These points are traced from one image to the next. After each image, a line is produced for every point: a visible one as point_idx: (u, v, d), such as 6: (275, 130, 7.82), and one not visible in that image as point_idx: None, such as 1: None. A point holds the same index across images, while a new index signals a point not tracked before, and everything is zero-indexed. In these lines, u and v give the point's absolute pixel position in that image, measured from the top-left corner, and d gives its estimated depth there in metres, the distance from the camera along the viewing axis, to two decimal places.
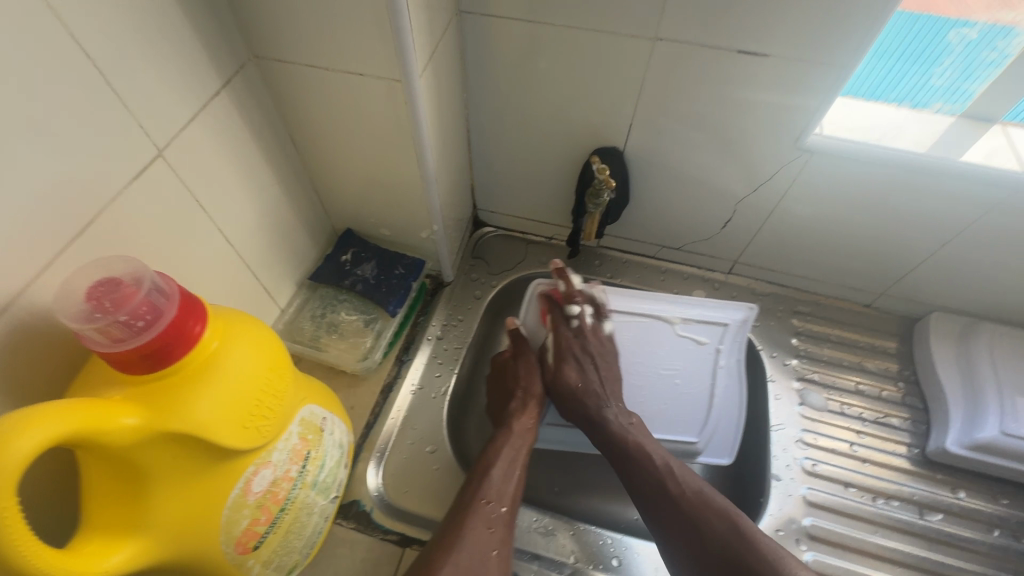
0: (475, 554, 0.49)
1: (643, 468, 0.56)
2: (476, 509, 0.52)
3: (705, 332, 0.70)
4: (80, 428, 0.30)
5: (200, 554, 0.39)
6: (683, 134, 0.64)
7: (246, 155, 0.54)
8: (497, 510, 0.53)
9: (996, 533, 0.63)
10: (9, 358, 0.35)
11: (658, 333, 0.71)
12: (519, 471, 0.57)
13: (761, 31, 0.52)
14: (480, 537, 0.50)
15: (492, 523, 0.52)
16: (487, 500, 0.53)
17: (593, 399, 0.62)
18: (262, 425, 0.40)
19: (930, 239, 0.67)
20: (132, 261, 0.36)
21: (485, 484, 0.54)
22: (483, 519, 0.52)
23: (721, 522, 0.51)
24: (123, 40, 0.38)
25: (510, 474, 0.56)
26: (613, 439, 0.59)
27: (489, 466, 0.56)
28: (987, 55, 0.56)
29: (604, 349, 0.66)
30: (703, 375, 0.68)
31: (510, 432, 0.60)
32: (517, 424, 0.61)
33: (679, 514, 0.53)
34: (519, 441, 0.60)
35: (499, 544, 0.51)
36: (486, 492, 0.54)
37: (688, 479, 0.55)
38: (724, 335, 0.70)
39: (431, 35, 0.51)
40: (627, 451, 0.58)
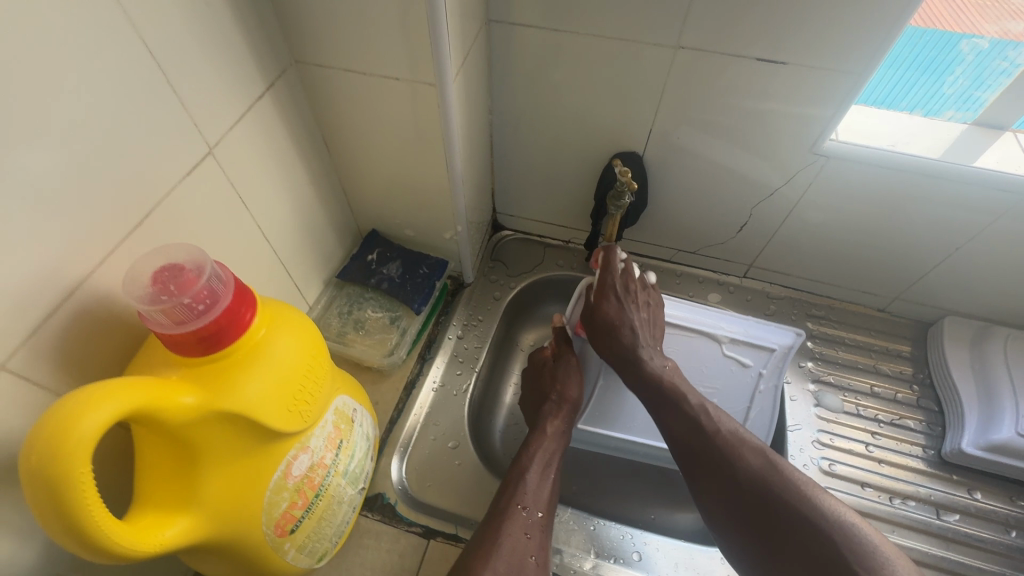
0: (514, 557, 0.49)
1: (681, 407, 0.58)
2: (513, 512, 0.53)
3: (750, 355, 0.70)
4: (146, 403, 0.32)
5: (243, 535, 0.41)
6: (700, 140, 0.66)
7: (284, 156, 0.56)
8: (532, 516, 0.54)
9: (1013, 534, 0.64)
10: (72, 340, 0.37)
11: (702, 351, 0.70)
12: (553, 475, 0.59)
13: (779, 39, 0.54)
14: (518, 542, 0.50)
15: (529, 530, 0.52)
16: (522, 507, 0.54)
17: (631, 335, 0.62)
18: (303, 410, 0.42)
19: (943, 243, 0.68)
20: (192, 249, 0.38)
21: (523, 489, 0.55)
22: (520, 525, 0.52)
23: (755, 459, 0.53)
24: (182, 44, 0.40)
25: (544, 479, 0.57)
26: (648, 380, 0.61)
27: (525, 471, 0.57)
28: (998, 65, 0.57)
29: (648, 309, 0.66)
30: (741, 396, 0.68)
31: (543, 438, 0.61)
32: (549, 429, 0.62)
33: (713, 454, 0.55)
34: (551, 446, 0.61)
35: (535, 550, 0.51)
36: (524, 498, 0.55)
37: (723, 421, 0.57)
38: (768, 361, 0.69)
39: (463, 42, 0.53)
40: (664, 395, 0.59)
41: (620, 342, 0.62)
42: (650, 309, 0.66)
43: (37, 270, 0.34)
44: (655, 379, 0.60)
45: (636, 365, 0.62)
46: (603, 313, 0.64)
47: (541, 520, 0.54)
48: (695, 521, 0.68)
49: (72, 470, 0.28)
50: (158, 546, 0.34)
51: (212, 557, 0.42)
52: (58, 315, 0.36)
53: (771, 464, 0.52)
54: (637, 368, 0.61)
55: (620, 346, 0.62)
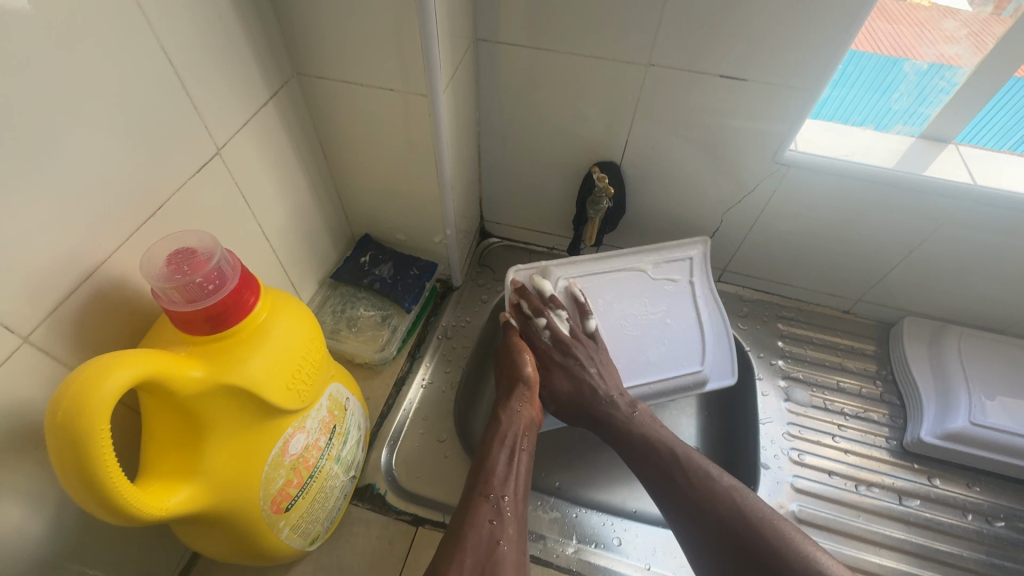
0: (482, 545, 0.47)
1: (651, 449, 0.59)
2: (477, 504, 0.51)
3: (674, 270, 0.76)
4: (159, 372, 0.35)
5: (242, 509, 0.43)
6: (672, 152, 0.72)
7: (284, 160, 0.60)
8: (500, 502, 0.52)
9: (970, 518, 0.68)
10: (87, 319, 0.40)
11: (638, 283, 0.75)
12: (524, 464, 0.57)
13: (740, 58, 0.60)
14: (483, 533, 0.49)
15: (495, 517, 0.51)
16: (489, 496, 0.52)
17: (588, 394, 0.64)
18: (299, 390, 0.45)
19: (899, 246, 0.73)
20: (205, 236, 0.41)
21: (486, 479, 0.54)
22: (484, 513, 0.51)
23: (715, 484, 0.53)
24: (196, 54, 0.45)
25: (510, 463, 0.56)
26: (618, 431, 0.62)
27: (487, 458, 0.56)
28: (937, 84, 0.64)
29: (595, 354, 0.67)
30: (685, 309, 0.74)
31: (500, 423, 0.60)
32: (505, 415, 0.61)
33: (688, 496, 0.54)
34: (512, 428, 0.60)
35: (504, 535, 0.49)
36: (489, 487, 0.53)
37: (693, 457, 0.56)
38: (692, 268, 0.76)
39: (452, 58, 0.58)
40: (631, 439, 0.61)
41: (583, 406, 0.65)
42: (598, 352, 0.67)
43: (59, 252, 0.37)
44: (621, 428, 0.62)
45: (603, 425, 0.63)
46: (554, 386, 0.67)
47: (510, 507, 0.52)
48: None
49: (92, 427, 0.31)
50: (164, 511, 0.37)
51: (211, 530, 0.44)
52: (74, 296, 0.39)
53: (728, 491, 0.52)
54: (608, 429, 0.63)
55: (586, 408, 0.65)
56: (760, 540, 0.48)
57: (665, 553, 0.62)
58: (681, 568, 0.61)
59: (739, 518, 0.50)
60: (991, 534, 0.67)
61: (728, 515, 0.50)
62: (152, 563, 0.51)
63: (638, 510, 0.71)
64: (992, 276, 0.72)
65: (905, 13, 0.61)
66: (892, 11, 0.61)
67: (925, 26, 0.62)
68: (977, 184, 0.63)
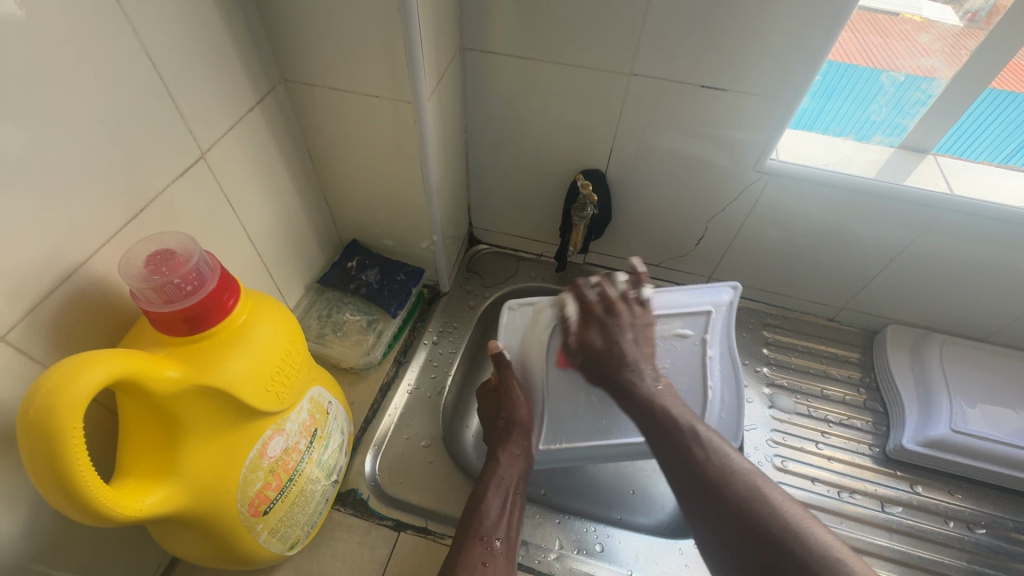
0: None
1: (674, 430, 0.52)
2: (471, 547, 0.53)
3: (689, 324, 0.68)
4: (135, 372, 0.35)
5: (218, 512, 0.43)
6: (655, 161, 0.73)
7: (270, 165, 0.61)
8: (492, 546, 0.53)
9: (952, 525, 0.68)
10: (66, 320, 0.40)
11: None
12: (514, 500, 0.58)
13: (719, 68, 0.61)
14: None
15: (487, 559, 0.52)
16: (482, 538, 0.54)
17: (619, 355, 0.59)
18: (278, 391, 0.45)
19: (881, 254, 0.74)
20: (185, 238, 0.42)
21: (480, 520, 0.55)
22: (478, 555, 0.52)
23: (748, 491, 0.44)
24: (182, 60, 0.45)
25: (503, 508, 0.57)
26: (640, 402, 0.56)
27: (482, 501, 0.57)
28: (914, 95, 0.66)
29: (638, 327, 0.62)
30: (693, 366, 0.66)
31: (497, 466, 0.61)
32: (502, 459, 0.61)
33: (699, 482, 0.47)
34: (509, 472, 0.60)
35: None
36: (482, 529, 0.54)
37: (718, 446, 0.49)
38: (708, 322, 0.68)
39: (438, 66, 0.59)
40: (655, 420, 0.54)
41: (603, 365, 0.60)
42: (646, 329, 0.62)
43: (41, 252, 0.38)
44: (648, 404, 0.56)
45: (620, 387, 0.58)
46: (578, 333, 0.62)
47: (503, 549, 0.54)
48: (658, 519, 0.71)
49: (66, 426, 0.32)
50: (138, 512, 0.37)
51: (188, 533, 0.44)
52: (55, 294, 0.39)
53: (740, 500, 0.44)
54: (626, 395, 0.57)
55: (605, 370, 0.59)
56: (796, 553, 0.40)
57: (647, 559, 0.62)
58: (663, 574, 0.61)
59: (774, 537, 0.41)
60: (972, 541, 0.67)
61: (753, 529, 0.42)
62: (129, 565, 0.51)
63: (623, 518, 0.71)
64: (971, 284, 0.73)
65: (895, 25, 0.62)
66: (882, 25, 0.62)
67: (918, 43, 0.63)
68: (954, 194, 0.64)
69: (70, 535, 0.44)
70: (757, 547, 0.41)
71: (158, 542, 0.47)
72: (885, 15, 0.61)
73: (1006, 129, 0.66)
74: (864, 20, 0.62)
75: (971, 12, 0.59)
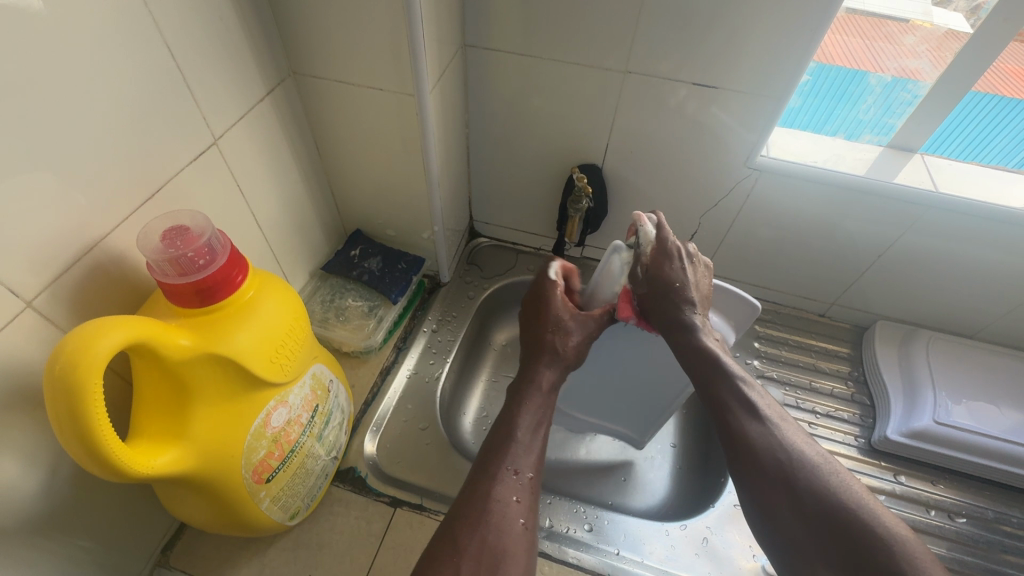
0: (504, 524, 0.44)
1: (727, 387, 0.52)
2: (501, 478, 0.47)
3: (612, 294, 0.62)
4: (149, 336, 0.38)
5: (224, 476, 0.46)
6: (649, 157, 0.75)
7: (279, 153, 0.64)
8: (524, 479, 0.48)
9: (933, 513, 0.70)
10: (84, 290, 0.43)
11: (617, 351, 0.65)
12: (543, 434, 0.53)
13: (709, 66, 0.63)
14: (506, 510, 0.45)
15: (519, 494, 0.46)
16: (514, 471, 0.48)
17: (683, 294, 0.56)
18: (281, 364, 0.48)
19: (869, 250, 0.76)
20: (198, 216, 0.45)
21: (509, 453, 0.49)
22: (509, 489, 0.46)
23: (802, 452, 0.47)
24: (198, 50, 0.48)
25: (534, 436, 0.52)
26: (694, 351, 0.54)
27: (512, 432, 0.51)
28: (901, 96, 0.68)
29: (698, 268, 0.58)
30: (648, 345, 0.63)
31: (532, 388, 0.56)
32: (540, 379, 0.57)
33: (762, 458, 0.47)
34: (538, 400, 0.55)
35: (527, 512, 0.45)
36: (514, 462, 0.48)
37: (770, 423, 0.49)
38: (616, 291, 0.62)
39: (440, 60, 0.62)
40: (711, 370, 0.53)
41: (677, 307, 0.56)
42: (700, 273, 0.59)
43: (64, 225, 0.40)
44: (705, 354, 0.53)
45: (681, 333, 0.55)
46: (658, 277, 0.56)
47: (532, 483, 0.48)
48: (648, 503, 0.74)
49: (87, 384, 0.34)
50: (151, 470, 0.40)
51: (196, 496, 0.47)
52: (77, 265, 0.42)
53: (792, 462, 0.46)
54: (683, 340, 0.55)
55: (674, 310, 0.56)
56: (857, 528, 0.41)
57: (634, 538, 0.64)
58: (648, 554, 0.63)
59: (825, 491, 0.44)
60: (954, 530, 0.69)
61: (801, 485, 0.45)
62: (136, 530, 0.54)
63: (614, 502, 0.73)
64: (956, 281, 0.75)
65: (906, 31, 0.65)
66: (893, 32, 0.65)
67: (931, 48, 0.63)
68: (939, 192, 0.66)
69: (82, 497, 0.47)
70: (809, 498, 0.44)
71: (167, 507, 0.50)
72: (895, 20, 0.64)
73: (1015, 137, 0.68)
74: (875, 26, 0.65)
75: (979, 20, 0.59)
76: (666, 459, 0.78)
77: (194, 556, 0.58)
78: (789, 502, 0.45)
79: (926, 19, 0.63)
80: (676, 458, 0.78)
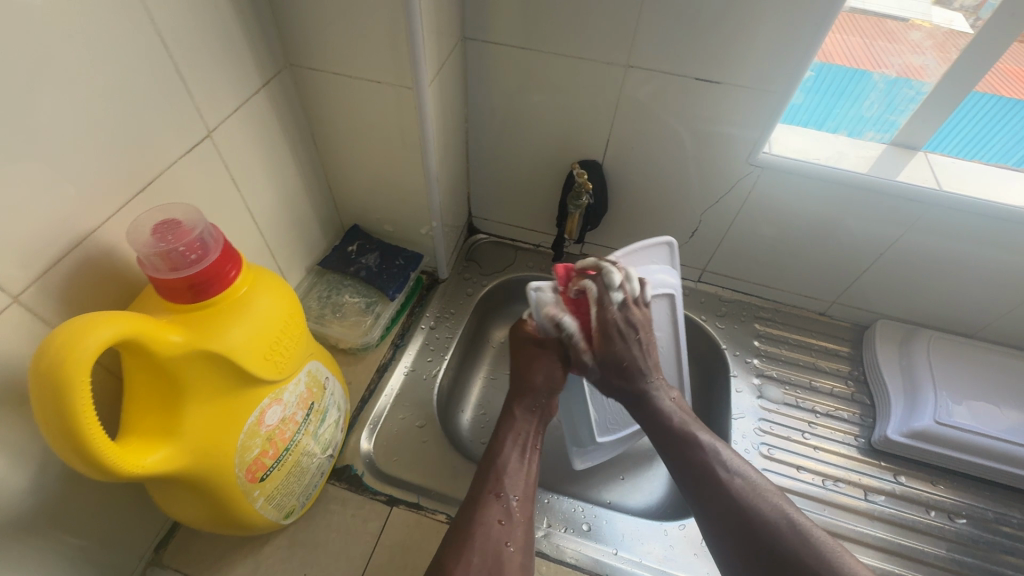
0: (489, 549, 0.49)
1: (692, 448, 0.56)
2: (487, 505, 0.52)
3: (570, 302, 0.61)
4: (139, 333, 0.37)
5: (217, 476, 0.45)
6: (650, 153, 0.74)
7: (275, 147, 0.63)
8: (511, 503, 0.53)
9: (933, 514, 0.69)
10: (73, 285, 0.42)
11: None
12: (533, 455, 0.58)
13: (713, 60, 0.62)
14: (490, 535, 0.50)
15: (503, 518, 0.52)
16: (498, 496, 0.53)
17: (633, 366, 0.61)
18: (276, 362, 0.47)
19: (871, 249, 0.76)
20: (190, 209, 0.44)
21: (496, 478, 0.55)
22: (494, 513, 0.52)
23: (772, 511, 0.50)
24: (192, 40, 0.47)
25: (521, 461, 0.57)
26: (655, 414, 0.60)
27: (498, 457, 0.56)
28: (905, 92, 0.67)
29: (644, 331, 0.62)
30: None
31: (514, 420, 0.60)
32: (519, 412, 0.60)
33: (724, 502, 0.51)
34: (524, 426, 0.60)
35: (512, 538, 0.51)
36: (499, 487, 0.54)
37: (736, 467, 0.54)
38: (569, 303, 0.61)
39: (439, 53, 0.61)
40: (670, 429, 0.58)
41: (631, 378, 0.61)
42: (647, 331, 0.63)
43: (52, 217, 0.39)
44: (666, 417, 0.59)
45: (640, 403, 0.61)
46: (608, 357, 0.61)
47: (521, 509, 0.53)
48: (646, 502, 0.73)
49: (74, 380, 0.33)
50: (141, 469, 0.39)
51: (188, 495, 0.46)
52: (66, 259, 0.41)
53: (750, 502, 0.51)
54: (640, 406, 0.61)
55: (628, 381, 0.61)
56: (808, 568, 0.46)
57: (633, 538, 0.63)
58: (646, 554, 0.62)
59: (785, 541, 0.48)
60: (953, 530, 0.68)
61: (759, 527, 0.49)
62: (129, 527, 0.53)
63: (612, 501, 0.73)
64: (958, 281, 0.75)
65: (905, 32, 0.64)
66: (893, 30, 0.65)
67: (933, 47, 0.63)
68: (942, 190, 0.65)
69: (73, 495, 0.46)
70: (767, 542, 0.48)
71: (160, 505, 0.50)
72: (896, 20, 0.64)
73: (1014, 136, 0.67)
74: (875, 27, 0.64)
75: (981, 19, 0.58)
76: None
77: (187, 554, 0.57)
78: (752, 553, 0.48)
79: (926, 19, 0.63)
80: None
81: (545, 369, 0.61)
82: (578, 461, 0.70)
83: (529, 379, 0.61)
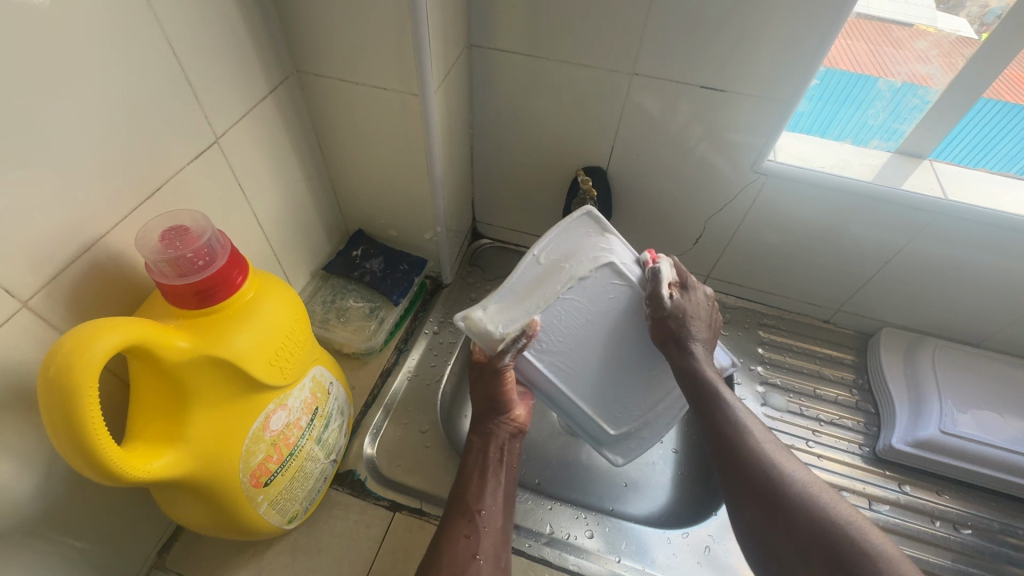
0: (457, 562, 0.51)
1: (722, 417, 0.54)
2: (454, 522, 0.55)
3: (513, 313, 0.56)
4: (144, 338, 0.37)
5: (223, 480, 0.45)
6: (654, 160, 0.74)
7: (281, 153, 0.63)
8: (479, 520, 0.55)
9: (939, 524, 0.69)
10: (80, 291, 0.42)
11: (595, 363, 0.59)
12: (500, 476, 0.60)
13: (716, 69, 0.62)
14: (459, 548, 0.52)
15: (470, 532, 0.54)
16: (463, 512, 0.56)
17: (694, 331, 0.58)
18: (282, 367, 0.48)
19: (876, 257, 0.75)
20: (200, 216, 0.44)
21: (463, 497, 0.57)
22: (460, 530, 0.54)
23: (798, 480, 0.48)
24: (200, 48, 0.48)
25: (484, 478, 0.59)
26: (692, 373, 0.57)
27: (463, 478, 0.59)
28: (911, 101, 0.67)
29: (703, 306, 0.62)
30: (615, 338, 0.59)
31: (472, 445, 0.62)
32: (476, 437, 0.63)
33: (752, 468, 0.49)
34: (482, 448, 0.62)
35: (480, 551, 0.53)
36: (464, 505, 0.56)
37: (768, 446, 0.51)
38: (510, 314, 0.56)
39: (444, 61, 0.61)
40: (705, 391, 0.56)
41: (685, 338, 0.57)
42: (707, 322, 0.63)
43: (61, 224, 0.40)
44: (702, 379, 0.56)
45: (686, 359, 0.57)
46: (681, 308, 0.58)
47: (488, 522, 0.55)
48: (649, 510, 0.73)
49: (81, 386, 0.33)
50: (147, 474, 0.39)
51: (193, 500, 0.46)
52: (74, 265, 0.42)
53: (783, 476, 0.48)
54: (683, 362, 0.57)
55: (686, 337, 0.57)
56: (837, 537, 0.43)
57: (636, 547, 0.63)
58: (650, 563, 0.62)
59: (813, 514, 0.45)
60: (958, 540, 0.68)
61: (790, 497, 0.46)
62: (132, 531, 0.53)
63: (615, 508, 0.73)
64: (962, 289, 0.75)
65: (911, 38, 0.65)
66: (899, 37, 0.65)
67: (938, 53, 0.63)
68: (948, 198, 0.65)
69: (78, 499, 0.46)
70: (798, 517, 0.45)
71: (164, 510, 0.50)
72: (901, 26, 0.64)
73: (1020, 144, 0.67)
74: (880, 32, 0.65)
75: (986, 25, 0.59)
76: (667, 465, 0.77)
77: (191, 558, 0.57)
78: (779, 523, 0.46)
79: (931, 25, 0.63)
80: (677, 464, 0.77)
81: (485, 394, 0.62)
82: (616, 459, 0.64)
83: (476, 406, 0.64)
